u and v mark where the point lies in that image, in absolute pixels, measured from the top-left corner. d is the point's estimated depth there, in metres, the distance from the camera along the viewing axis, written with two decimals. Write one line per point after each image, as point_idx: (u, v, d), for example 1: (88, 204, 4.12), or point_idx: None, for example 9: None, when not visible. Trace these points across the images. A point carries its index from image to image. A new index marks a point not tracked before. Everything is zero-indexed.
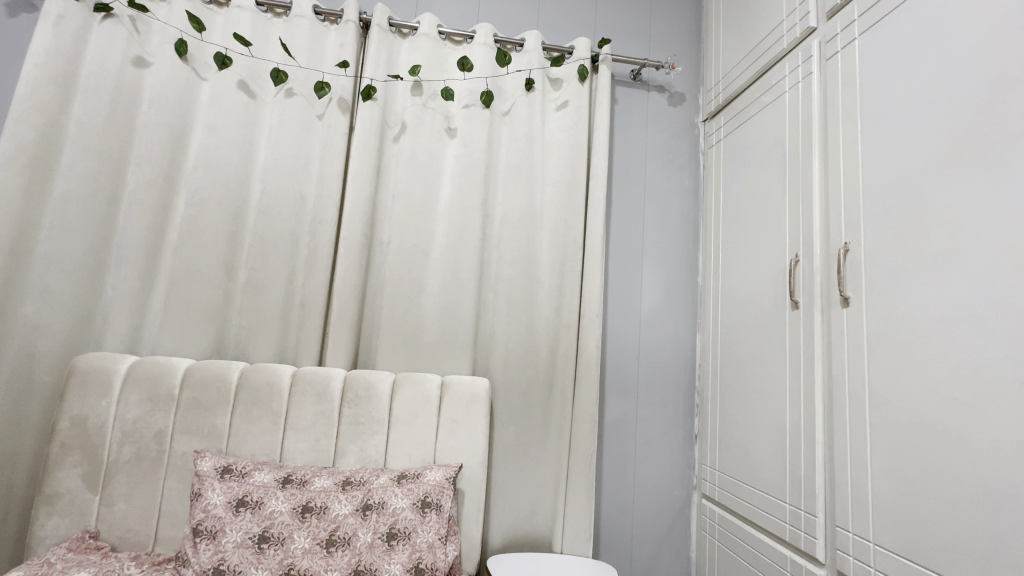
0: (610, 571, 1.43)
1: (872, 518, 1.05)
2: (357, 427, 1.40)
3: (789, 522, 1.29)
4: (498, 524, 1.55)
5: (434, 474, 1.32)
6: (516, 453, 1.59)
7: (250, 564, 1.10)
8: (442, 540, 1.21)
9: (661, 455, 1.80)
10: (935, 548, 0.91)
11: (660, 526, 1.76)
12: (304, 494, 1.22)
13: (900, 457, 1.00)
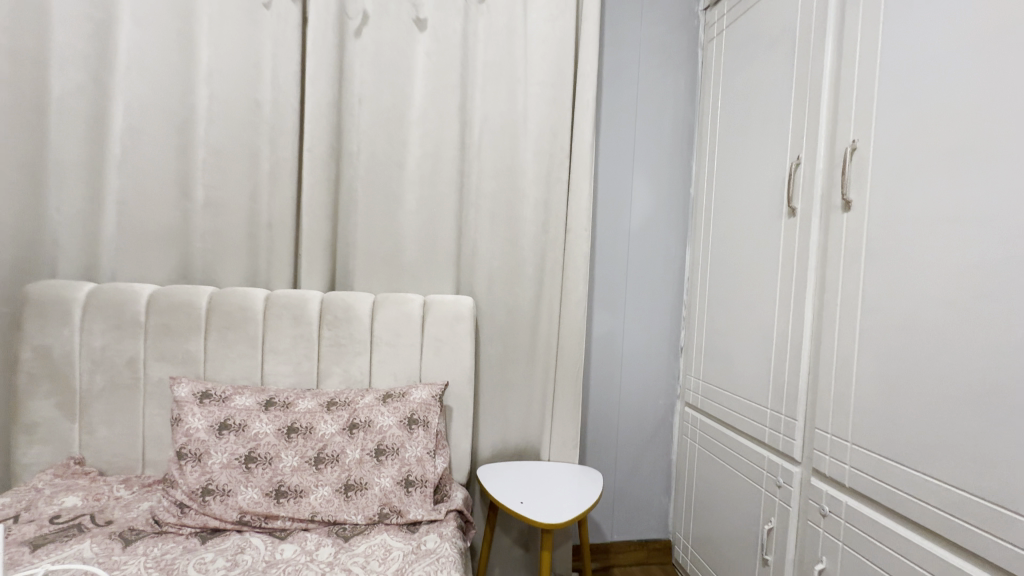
0: (595, 475, 1.49)
1: (852, 419, 1.07)
2: (339, 349, 1.37)
3: (769, 425, 1.33)
4: (487, 436, 1.59)
5: (420, 392, 1.31)
6: (503, 369, 1.59)
7: (239, 483, 1.11)
8: (431, 453, 1.23)
9: (646, 367, 1.83)
10: (911, 445, 0.93)
11: (644, 432, 1.83)
12: (288, 415, 1.21)
13: (888, 361, 0.99)
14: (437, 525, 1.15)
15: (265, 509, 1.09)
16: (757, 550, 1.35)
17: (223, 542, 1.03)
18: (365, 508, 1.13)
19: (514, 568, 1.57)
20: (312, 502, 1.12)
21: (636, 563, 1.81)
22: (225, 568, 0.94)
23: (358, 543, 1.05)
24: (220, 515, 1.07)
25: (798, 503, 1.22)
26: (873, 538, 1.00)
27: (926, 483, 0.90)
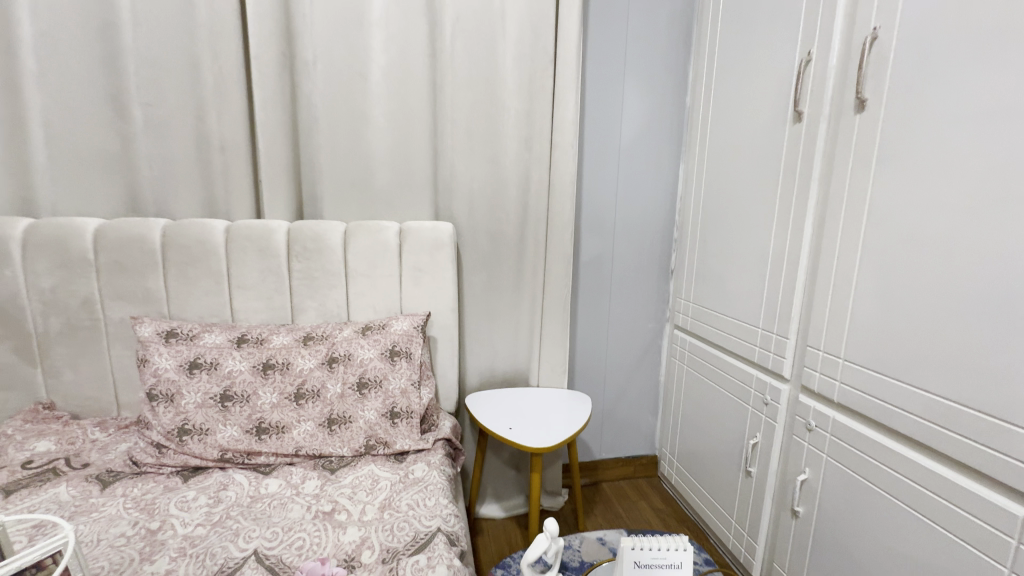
0: (584, 399, 1.49)
1: (846, 336, 1.05)
2: (312, 282, 1.29)
3: (760, 345, 1.31)
4: (474, 366, 1.57)
5: (401, 323, 1.25)
6: (489, 298, 1.53)
7: (216, 421, 1.07)
8: (416, 385, 1.20)
9: (635, 291, 1.78)
10: (909, 360, 0.91)
11: (633, 356, 1.83)
12: (263, 352, 1.15)
13: (891, 275, 0.94)
14: (425, 454, 1.14)
15: (247, 446, 1.07)
16: (741, 463, 1.38)
17: (205, 479, 1.00)
18: (350, 440, 1.11)
19: (506, 488, 1.61)
20: (296, 437, 1.09)
21: (623, 477, 1.88)
22: (208, 505, 0.92)
23: (345, 475, 1.04)
24: (200, 454, 1.05)
25: (784, 419, 1.23)
26: (860, 450, 1.01)
27: (920, 397, 0.89)
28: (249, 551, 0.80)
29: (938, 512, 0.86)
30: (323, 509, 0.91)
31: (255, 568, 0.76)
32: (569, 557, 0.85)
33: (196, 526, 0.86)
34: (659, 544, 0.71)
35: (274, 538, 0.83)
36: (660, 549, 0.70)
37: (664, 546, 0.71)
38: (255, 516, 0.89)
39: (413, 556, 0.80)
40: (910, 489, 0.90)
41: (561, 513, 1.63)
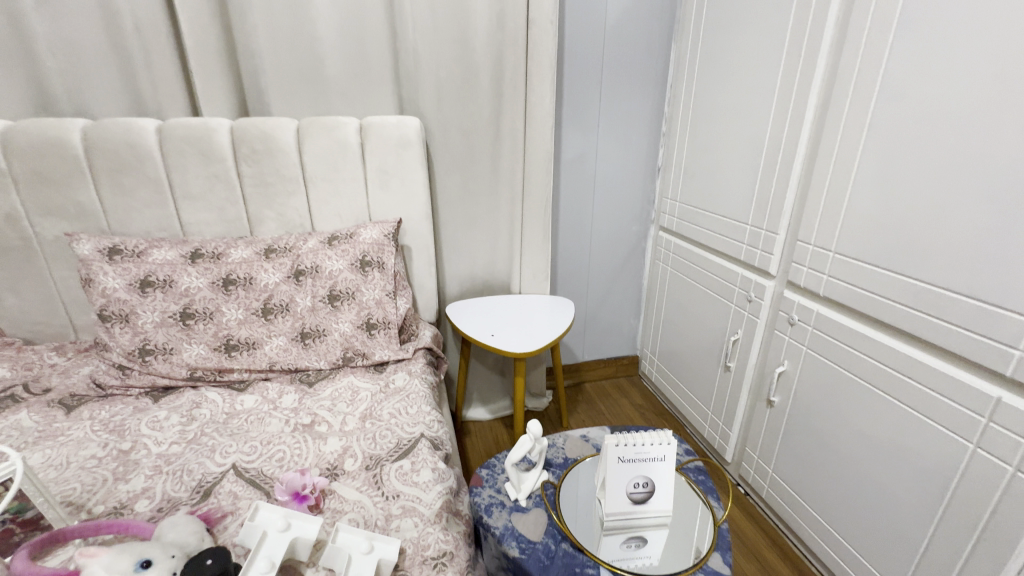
0: (566, 305, 1.47)
1: (840, 228, 1.00)
2: (267, 190, 1.17)
3: (747, 242, 1.27)
4: (453, 274, 1.51)
5: (370, 231, 1.16)
6: (465, 203, 1.43)
7: (180, 340, 1.01)
8: (391, 295, 1.14)
9: (620, 192, 1.69)
10: (904, 249, 0.87)
11: (616, 260, 1.79)
12: (221, 267, 1.07)
13: (896, 160, 0.87)
14: (405, 363, 1.12)
15: (217, 363, 1.02)
16: (720, 359, 1.41)
17: (176, 398, 0.96)
18: (327, 353, 1.08)
19: (491, 392, 1.64)
20: (268, 352, 1.05)
21: (605, 377, 1.94)
22: (181, 423, 0.89)
23: (324, 387, 1.01)
24: (167, 373, 1.00)
25: (767, 315, 1.23)
26: (841, 341, 1.01)
27: (911, 287, 0.87)
28: (227, 465, 0.78)
29: (911, 396, 0.88)
30: (302, 422, 0.89)
31: (235, 481, 0.74)
32: (552, 454, 0.86)
33: (170, 444, 0.84)
34: (644, 439, 0.71)
35: (253, 452, 0.81)
36: (645, 444, 0.70)
37: (649, 441, 0.70)
38: (231, 431, 0.86)
39: (397, 461, 0.80)
40: (888, 377, 0.92)
41: (545, 413, 1.69)
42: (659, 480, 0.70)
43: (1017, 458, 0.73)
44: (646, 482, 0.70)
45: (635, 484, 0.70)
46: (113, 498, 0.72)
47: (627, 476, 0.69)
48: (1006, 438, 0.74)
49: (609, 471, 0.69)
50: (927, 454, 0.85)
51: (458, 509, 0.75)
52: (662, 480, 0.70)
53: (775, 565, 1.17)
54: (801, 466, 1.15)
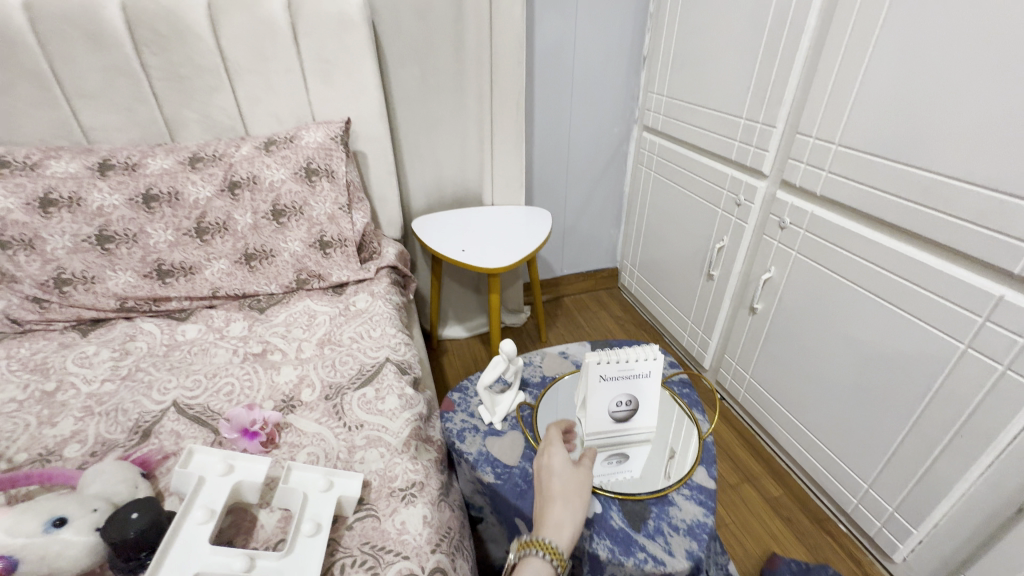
0: (543, 216, 1.37)
1: (847, 116, 0.89)
2: (183, 85, 0.97)
3: (740, 138, 1.15)
4: (418, 185, 1.36)
5: (313, 134, 1.00)
6: (426, 101, 1.25)
7: (102, 268, 0.88)
8: (345, 209, 1.01)
9: (601, 87, 1.52)
10: (918, 138, 0.78)
11: (596, 166, 1.66)
12: (139, 181, 0.90)
13: (925, 27, 0.74)
14: (367, 284, 1.02)
15: (150, 292, 0.91)
16: (703, 267, 1.35)
17: (108, 331, 0.86)
18: (277, 276, 0.97)
19: (467, 310, 1.58)
20: (209, 277, 0.94)
21: (584, 291, 1.89)
22: (113, 358, 0.79)
23: (277, 313, 0.92)
24: (93, 305, 0.88)
25: (756, 219, 1.15)
26: (834, 244, 0.95)
27: (920, 180, 0.78)
28: (167, 402, 0.70)
29: (903, 299, 0.84)
30: (252, 351, 0.81)
31: (177, 420, 0.67)
32: (529, 374, 0.81)
33: (103, 382, 0.75)
34: (629, 355, 0.64)
35: (197, 386, 0.73)
36: (632, 360, 0.64)
37: (636, 357, 0.64)
38: (171, 365, 0.77)
39: (359, 389, 0.73)
40: (880, 279, 0.87)
41: (523, 328, 1.65)
42: (644, 397, 0.65)
43: (1009, 356, 0.70)
44: (630, 400, 0.65)
45: (618, 403, 0.64)
46: (37, 445, 0.64)
47: (610, 395, 0.64)
48: (1000, 337, 0.71)
49: (590, 389, 0.63)
50: (912, 355, 0.83)
51: (430, 435, 0.70)
52: (646, 397, 0.65)
53: (747, 463, 1.21)
54: (779, 371, 1.14)
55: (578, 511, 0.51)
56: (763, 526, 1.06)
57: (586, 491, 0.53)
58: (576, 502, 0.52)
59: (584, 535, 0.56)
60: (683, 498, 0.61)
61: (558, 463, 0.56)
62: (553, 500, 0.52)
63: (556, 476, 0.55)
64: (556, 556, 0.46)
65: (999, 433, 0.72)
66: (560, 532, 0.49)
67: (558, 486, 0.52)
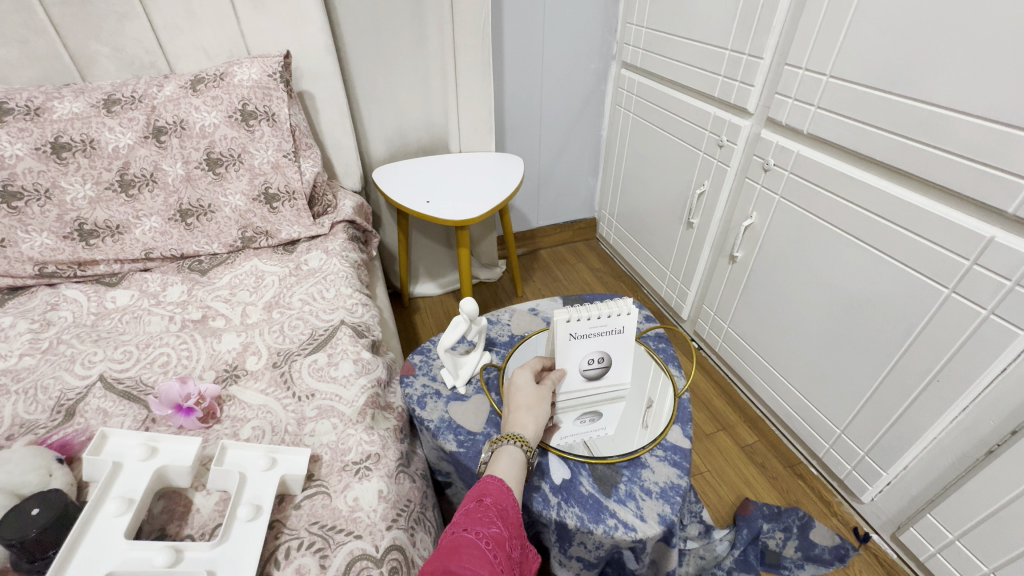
0: (515, 161, 1.28)
1: (840, 43, 0.81)
2: (86, 11, 0.83)
3: (724, 72, 1.06)
4: (378, 131, 1.25)
5: (247, 70, 0.88)
6: (380, 33, 1.11)
7: (12, 229, 0.77)
8: (291, 156, 0.91)
9: (575, 17, 1.38)
10: (917, 65, 0.71)
11: (571, 108, 1.55)
12: (43, 127, 0.78)
13: None
14: (321, 240, 0.94)
15: (72, 255, 0.81)
16: (683, 215, 1.30)
17: (27, 300, 0.77)
18: (219, 234, 0.88)
19: (439, 266, 1.51)
20: (140, 237, 0.84)
21: (562, 243, 1.83)
22: (32, 331, 0.70)
23: (220, 275, 0.83)
24: (7, 271, 0.78)
25: (739, 161, 1.09)
26: (819, 186, 0.90)
27: (915, 113, 0.72)
28: (94, 377, 0.63)
29: (888, 243, 0.80)
30: (192, 317, 0.73)
31: (104, 396, 0.60)
32: (496, 333, 0.76)
33: (20, 357, 0.67)
34: (600, 310, 0.58)
35: (127, 358, 0.66)
36: (605, 315, 0.58)
37: (610, 312, 0.59)
38: (98, 336, 0.70)
39: (311, 355, 0.67)
40: (865, 223, 0.83)
41: (498, 283, 1.59)
42: (617, 353, 0.61)
43: (994, 301, 0.68)
44: (602, 357, 0.60)
45: (589, 361, 0.60)
46: None
47: (581, 353, 0.59)
48: (987, 280, 0.68)
49: (559, 349, 0.58)
50: (894, 302, 0.80)
51: (389, 402, 0.66)
52: (618, 353, 0.61)
53: (722, 412, 1.21)
54: (757, 319, 1.12)
55: (542, 417, 0.53)
56: (740, 475, 1.06)
57: (548, 402, 0.55)
58: (540, 410, 0.54)
59: (551, 504, 0.52)
60: (656, 459, 0.58)
61: (523, 378, 0.56)
62: (519, 409, 0.53)
63: (521, 390, 0.55)
64: (526, 444, 0.49)
65: (978, 378, 0.71)
66: (527, 430, 0.52)
67: (525, 397, 0.53)
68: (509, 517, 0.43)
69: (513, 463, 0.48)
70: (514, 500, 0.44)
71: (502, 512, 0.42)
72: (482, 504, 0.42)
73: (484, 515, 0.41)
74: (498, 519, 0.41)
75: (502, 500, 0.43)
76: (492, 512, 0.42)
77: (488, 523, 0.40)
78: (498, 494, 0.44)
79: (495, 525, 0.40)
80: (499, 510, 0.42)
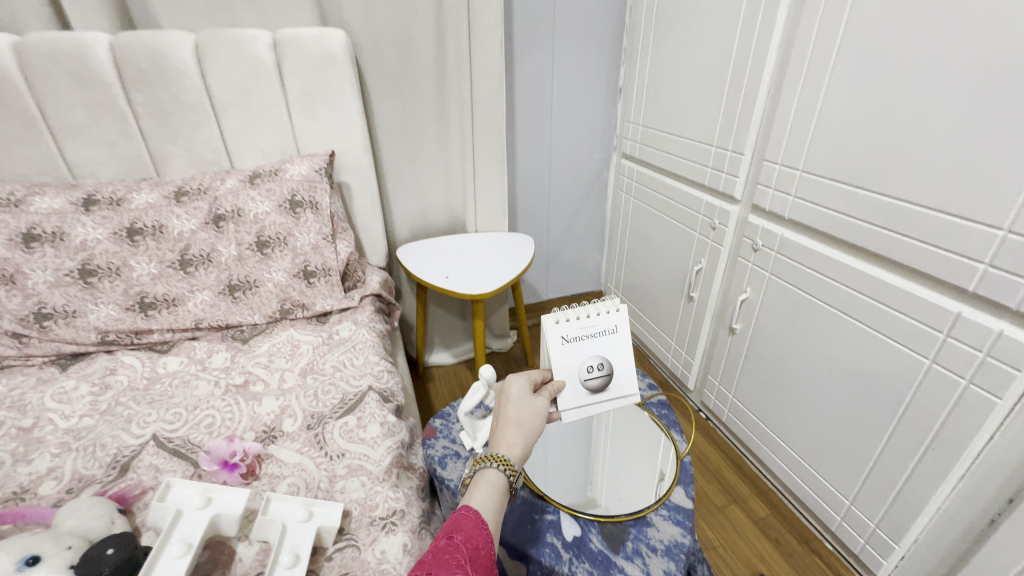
0: (526, 240, 1.40)
1: (809, 143, 0.94)
2: (168, 120, 0.99)
3: (712, 165, 1.20)
4: (403, 214, 1.39)
5: (298, 167, 1.03)
6: (409, 133, 1.28)
7: (85, 302, 0.88)
8: (329, 239, 1.03)
9: (579, 116, 1.58)
10: (874, 165, 0.82)
11: (577, 192, 1.70)
12: (123, 215, 0.91)
13: (874, 62, 0.80)
14: (351, 312, 1.03)
15: (131, 325, 0.90)
16: (683, 289, 1.39)
17: (88, 366, 0.85)
18: (261, 307, 0.98)
19: (453, 336, 1.59)
20: (192, 309, 0.94)
21: None
22: (92, 393, 0.78)
23: (260, 344, 0.92)
24: (73, 339, 0.87)
25: (731, 241, 1.19)
26: (805, 266, 0.99)
27: (878, 204, 0.83)
28: (147, 436, 0.70)
29: (871, 317, 0.87)
30: (234, 382, 0.81)
31: (156, 454, 0.66)
32: None
33: (81, 418, 0.74)
34: (589, 316, 0.66)
35: (177, 419, 0.73)
36: (587, 315, 0.65)
37: (592, 311, 0.66)
38: (151, 398, 0.77)
39: (341, 418, 0.73)
40: (848, 298, 0.90)
41: (509, 353, 1.66)
42: (612, 357, 0.65)
43: (971, 371, 0.73)
44: (600, 362, 0.64)
45: (589, 366, 0.63)
46: (12, 482, 0.63)
47: (579, 358, 0.64)
48: (961, 352, 0.74)
49: (553, 354, 0.63)
50: (884, 373, 0.86)
51: (411, 463, 0.71)
52: (616, 356, 0.65)
53: (734, 485, 1.21)
54: (761, 390, 1.17)
55: (529, 435, 0.54)
56: (752, 549, 1.06)
57: (539, 416, 0.56)
58: (528, 425, 0.55)
59: (563, 560, 0.56)
60: (660, 518, 0.62)
61: (515, 392, 0.58)
62: (509, 426, 0.55)
63: (512, 403, 0.57)
64: (508, 468, 0.50)
65: (968, 446, 0.75)
66: (513, 449, 0.53)
67: (514, 412, 0.55)
68: (479, 556, 0.43)
69: (491, 489, 0.49)
70: (487, 536, 0.44)
71: (472, 552, 0.42)
72: (452, 543, 0.42)
73: (452, 558, 0.41)
74: (466, 561, 0.41)
75: (473, 538, 0.43)
76: (461, 551, 0.42)
77: (454, 566, 0.41)
78: (469, 531, 0.44)
79: (461, 568, 0.41)
80: (469, 550, 0.42)
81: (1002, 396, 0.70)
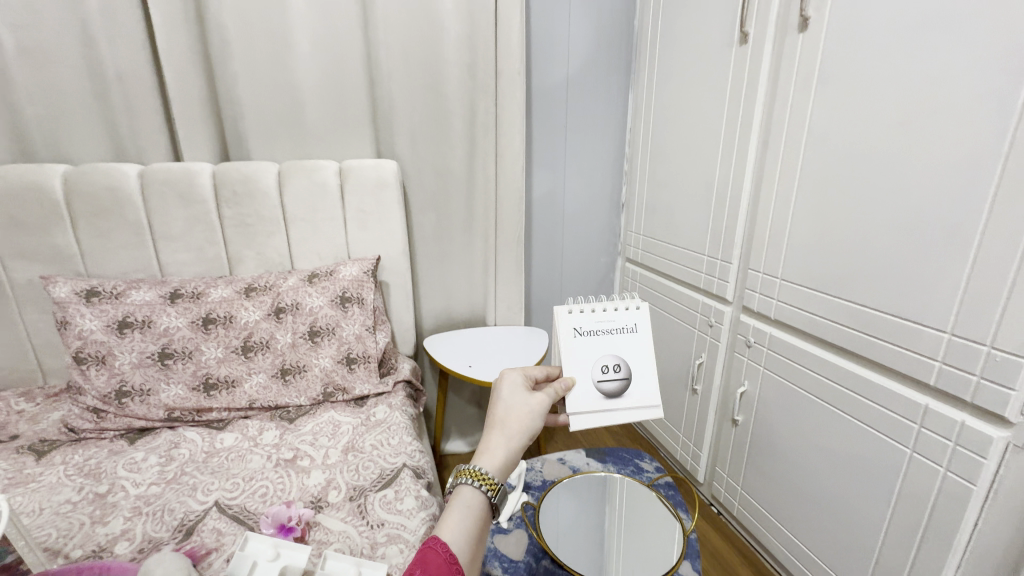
0: (541, 334, 1.54)
1: (784, 256, 1.11)
2: (248, 230, 1.20)
3: (705, 270, 1.37)
4: (431, 308, 1.55)
5: (349, 268, 1.21)
6: (441, 240, 1.49)
7: (159, 381, 1.01)
8: (371, 330, 1.18)
9: (587, 226, 1.80)
10: (838, 277, 0.98)
11: (586, 290, 1.87)
12: (201, 307, 1.08)
13: (827, 198, 0.99)
14: (385, 396, 1.14)
15: (195, 403, 1.02)
16: (688, 382, 1.48)
17: (154, 439, 0.96)
18: (307, 389, 1.10)
19: (469, 424, 1.66)
20: (248, 390, 1.06)
21: None
22: (159, 463, 0.88)
23: (305, 423, 1.02)
24: (144, 415, 0.99)
25: (727, 338, 1.32)
26: (793, 361, 1.10)
27: (846, 309, 0.97)
28: (210, 503, 0.79)
29: (855, 409, 0.97)
30: (284, 457, 0.90)
31: (218, 518, 0.75)
32: (531, 478, 0.91)
33: (149, 485, 0.83)
34: (609, 314, 0.76)
35: (235, 488, 0.82)
36: (601, 310, 0.76)
37: (606, 307, 0.76)
38: (212, 470, 0.87)
39: (380, 491, 0.82)
40: (834, 392, 1.01)
41: None
42: (622, 353, 0.74)
43: (945, 459, 0.81)
44: (611, 355, 0.73)
45: (602, 357, 0.72)
46: (91, 541, 0.71)
47: (592, 345, 0.73)
48: (935, 442, 0.83)
49: (569, 338, 0.73)
50: (874, 463, 0.93)
51: None
52: (625, 352, 0.74)
53: None
54: (767, 481, 1.21)
55: (512, 439, 0.60)
56: None
57: (526, 417, 0.62)
58: (513, 427, 0.61)
59: None
60: None
61: (506, 392, 0.64)
62: (496, 426, 0.61)
63: (503, 402, 0.63)
64: (486, 484, 0.55)
65: (955, 535, 0.80)
66: (496, 453, 0.59)
67: (500, 414, 0.61)
68: None
69: (463, 514, 0.54)
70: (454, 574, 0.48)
71: None
72: None
73: None
74: None
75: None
76: None
77: None
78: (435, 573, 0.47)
79: None
80: None
81: (976, 482, 0.77)
